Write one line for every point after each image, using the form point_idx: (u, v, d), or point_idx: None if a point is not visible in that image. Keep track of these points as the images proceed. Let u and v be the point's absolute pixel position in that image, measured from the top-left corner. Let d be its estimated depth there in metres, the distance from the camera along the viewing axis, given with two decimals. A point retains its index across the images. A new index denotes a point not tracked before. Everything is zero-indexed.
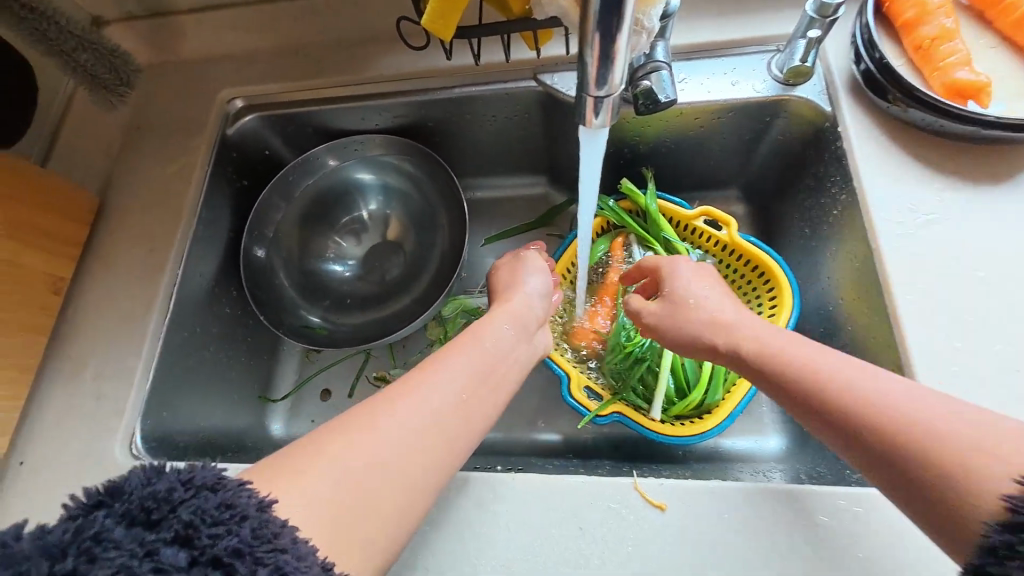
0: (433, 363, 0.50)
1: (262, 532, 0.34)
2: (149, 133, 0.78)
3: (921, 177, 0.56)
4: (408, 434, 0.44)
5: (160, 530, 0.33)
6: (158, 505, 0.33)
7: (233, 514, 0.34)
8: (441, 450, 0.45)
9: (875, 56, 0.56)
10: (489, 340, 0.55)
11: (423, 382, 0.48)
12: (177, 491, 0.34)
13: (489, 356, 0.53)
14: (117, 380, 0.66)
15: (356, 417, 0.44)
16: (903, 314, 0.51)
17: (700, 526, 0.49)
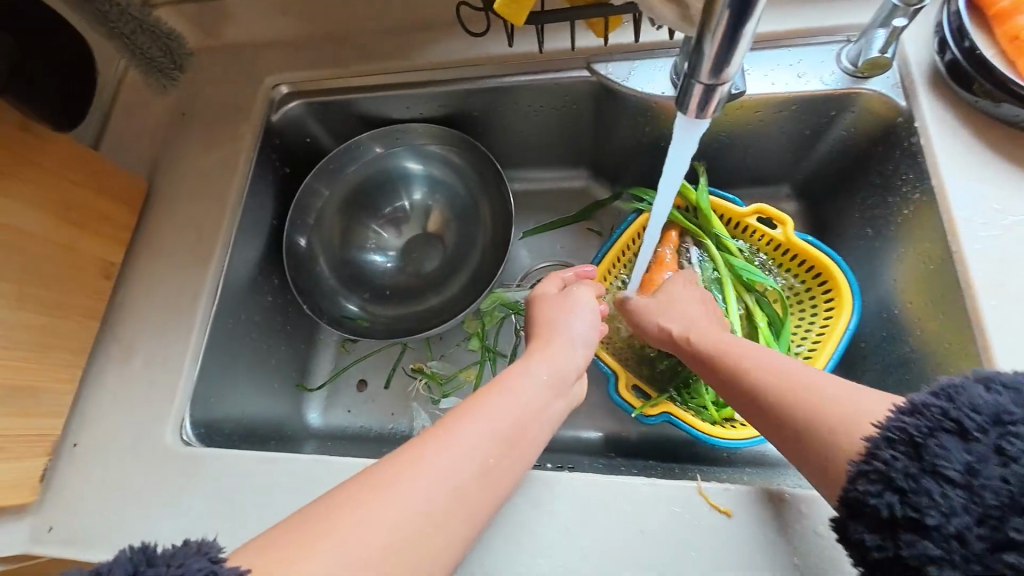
0: (471, 409, 0.47)
1: None
2: (195, 118, 0.78)
3: (1007, 177, 0.53)
4: (453, 479, 0.42)
5: None
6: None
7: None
8: (483, 493, 0.43)
9: (965, 45, 0.54)
10: (523, 393, 0.50)
11: (469, 421, 0.46)
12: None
13: (521, 413, 0.48)
14: (166, 365, 0.66)
15: (393, 463, 0.42)
16: (987, 320, 0.49)
17: (769, 534, 0.47)
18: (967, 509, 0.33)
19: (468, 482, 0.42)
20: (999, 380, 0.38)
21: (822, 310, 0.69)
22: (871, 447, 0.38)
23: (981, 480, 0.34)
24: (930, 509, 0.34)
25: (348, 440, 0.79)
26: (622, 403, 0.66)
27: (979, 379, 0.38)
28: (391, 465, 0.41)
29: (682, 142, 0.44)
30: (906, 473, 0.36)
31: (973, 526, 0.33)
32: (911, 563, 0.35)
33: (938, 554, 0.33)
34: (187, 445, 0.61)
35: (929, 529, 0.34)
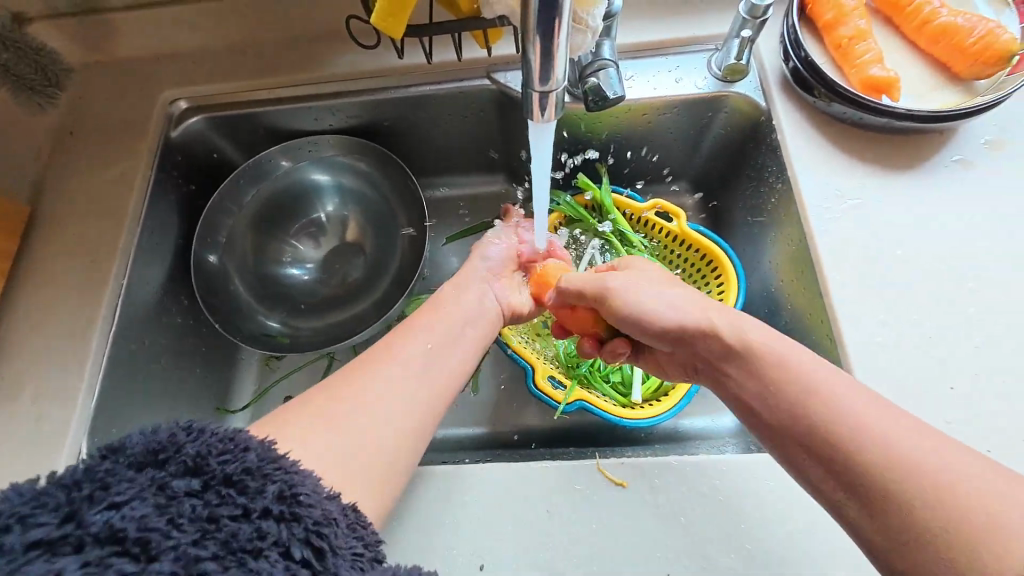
0: (403, 332, 0.56)
1: (267, 456, 0.37)
2: (84, 137, 0.75)
3: (846, 165, 0.61)
4: (382, 402, 0.48)
5: (169, 466, 0.35)
6: (164, 447, 0.35)
7: (237, 445, 0.36)
8: (422, 395, 0.51)
9: (801, 54, 0.61)
10: (446, 308, 0.60)
11: (396, 351, 0.53)
12: (179, 435, 0.36)
13: (445, 322, 0.58)
14: (58, 398, 0.62)
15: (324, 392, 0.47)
16: (833, 292, 0.56)
17: (661, 501, 0.51)
18: None
19: (405, 395, 0.50)
20: None
21: (714, 292, 0.75)
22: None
23: None
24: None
25: None
26: (539, 395, 0.68)
27: None
28: (332, 388, 0.48)
29: (541, 160, 0.50)
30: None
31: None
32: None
33: None
34: None
35: None
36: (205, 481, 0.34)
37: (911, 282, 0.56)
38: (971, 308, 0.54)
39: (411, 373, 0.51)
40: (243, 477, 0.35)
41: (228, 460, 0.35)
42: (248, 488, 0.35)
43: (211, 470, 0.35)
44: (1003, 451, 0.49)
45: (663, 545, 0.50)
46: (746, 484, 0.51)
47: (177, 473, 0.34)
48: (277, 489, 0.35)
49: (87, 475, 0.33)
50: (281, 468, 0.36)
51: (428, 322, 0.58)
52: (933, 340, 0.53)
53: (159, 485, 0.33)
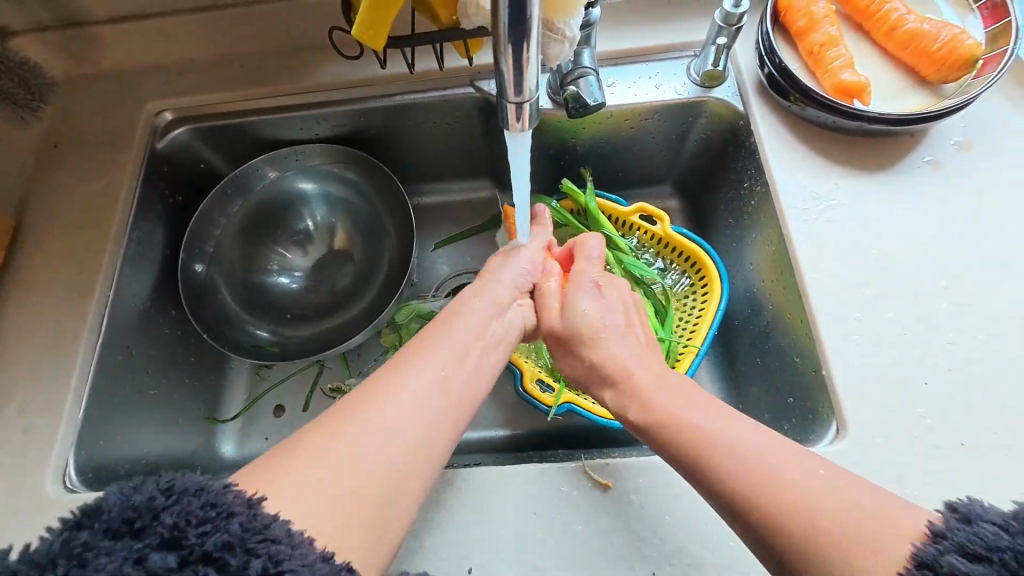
0: (416, 349, 0.52)
1: (252, 526, 0.35)
2: (69, 149, 0.75)
3: (821, 168, 0.63)
4: (398, 424, 0.45)
5: (146, 537, 0.34)
6: (141, 515, 0.34)
7: (221, 512, 0.35)
8: (441, 421, 0.47)
9: (776, 61, 0.63)
10: (464, 320, 0.56)
11: (404, 374, 0.49)
12: (157, 500, 0.35)
13: (462, 337, 0.54)
14: (44, 412, 0.62)
15: (334, 417, 0.44)
16: (811, 291, 0.57)
17: (645, 499, 0.52)
18: None
19: (420, 422, 0.46)
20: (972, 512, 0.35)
21: (699, 294, 0.76)
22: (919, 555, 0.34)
23: None
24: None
25: None
26: (526, 397, 0.70)
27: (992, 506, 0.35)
28: (336, 421, 0.44)
29: (520, 169, 0.52)
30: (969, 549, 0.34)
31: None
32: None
33: None
34: (72, 492, 0.58)
35: None
36: (184, 557, 0.33)
37: (887, 281, 0.57)
38: (945, 304, 0.56)
39: (424, 396, 0.47)
40: (224, 552, 0.34)
41: (209, 532, 0.34)
42: (229, 565, 0.33)
43: (190, 544, 0.34)
44: (975, 442, 0.50)
45: (648, 545, 0.50)
46: None
47: (154, 546, 0.33)
48: (261, 565, 0.34)
49: (62, 550, 0.32)
50: (268, 539, 0.35)
51: (449, 340, 0.53)
52: (907, 338, 0.55)
53: (136, 559, 0.33)
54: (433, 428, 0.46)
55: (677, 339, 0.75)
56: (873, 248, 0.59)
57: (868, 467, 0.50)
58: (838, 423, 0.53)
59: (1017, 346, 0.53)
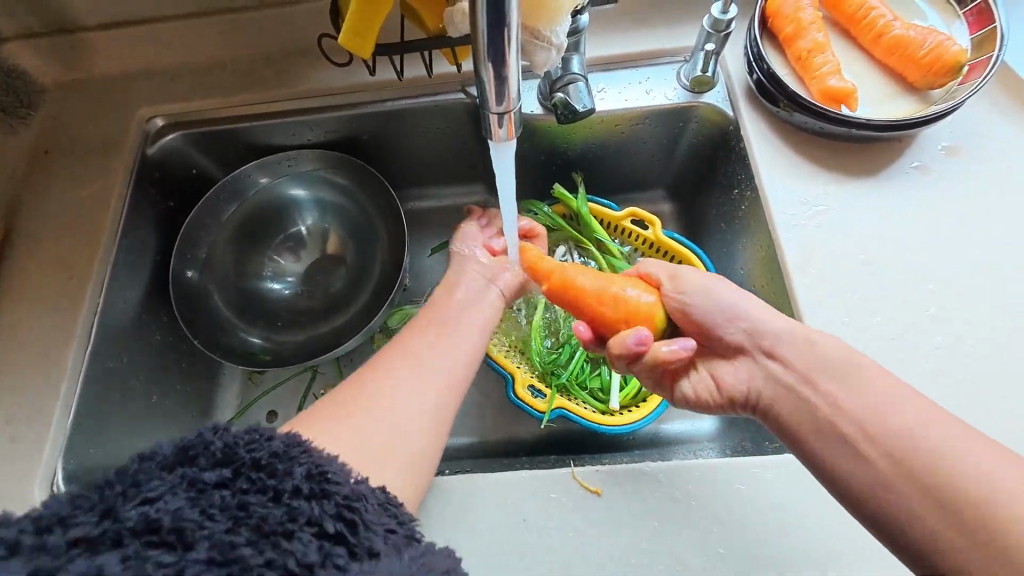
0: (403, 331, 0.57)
1: (293, 443, 0.38)
2: (60, 156, 0.75)
3: (811, 173, 0.63)
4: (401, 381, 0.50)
5: (199, 462, 0.35)
6: (193, 445, 0.36)
7: (263, 434, 0.37)
8: (441, 379, 0.52)
9: (764, 66, 0.63)
10: (448, 301, 0.62)
11: (395, 356, 0.53)
12: (206, 432, 0.37)
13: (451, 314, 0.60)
14: (32, 419, 0.62)
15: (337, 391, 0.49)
16: (800, 296, 0.58)
17: (634, 506, 0.52)
18: None
19: (421, 381, 0.51)
20: None
21: None
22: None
23: None
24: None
25: None
26: (517, 402, 0.69)
27: None
28: (344, 399, 0.48)
29: (506, 178, 0.52)
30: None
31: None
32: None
33: None
34: None
35: None
36: (236, 469, 0.35)
37: (876, 287, 0.57)
38: (933, 309, 0.56)
39: (418, 355, 0.54)
40: (272, 461, 0.36)
41: (258, 448, 0.36)
42: (277, 471, 0.36)
43: (241, 458, 0.36)
44: None
45: (638, 551, 0.50)
46: (718, 490, 0.52)
47: (208, 465, 0.35)
48: (305, 469, 0.36)
49: (119, 477, 0.34)
50: (308, 452, 0.37)
51: (434, 319, 0.59)
52: (895, 343, 0.55)
53: (189, 479, 0.34)
54: (433, 384, 0.52)
55: None
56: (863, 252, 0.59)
57: None
58: None
59: (1005, 350, 0.53)
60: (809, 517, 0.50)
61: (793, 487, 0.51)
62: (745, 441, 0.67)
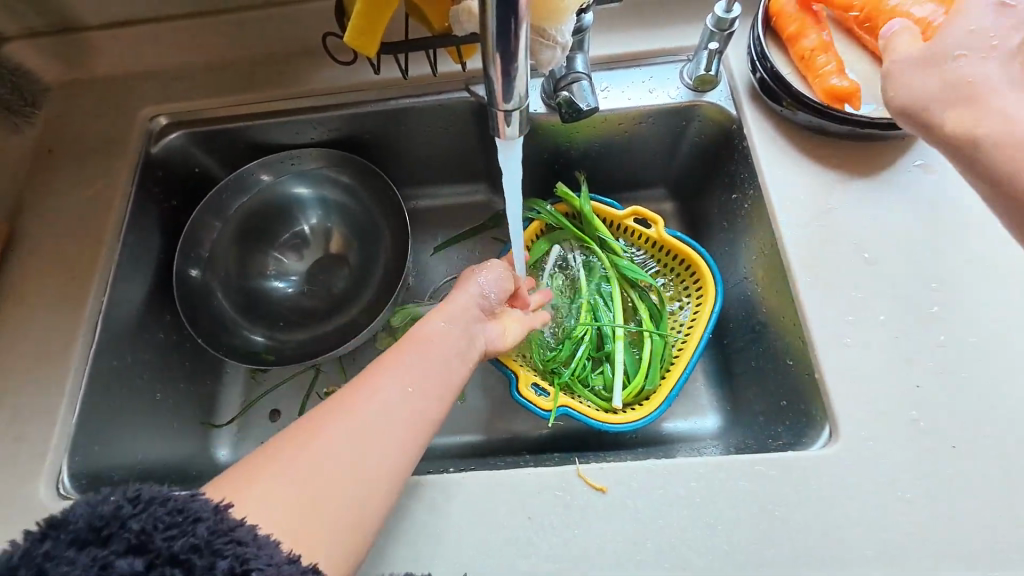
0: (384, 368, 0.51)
1: (218, 528, 0.36)
2: (63, 156, 0.75)
3: (815, 173, 0.63)
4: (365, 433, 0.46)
5: (112, 543, 0.35)
6: (107, 522, 0.35)
7: (185, 517, 0.36)
8: (398, 432, 0.47)
9: (767, 65, 0.64)
10: (434, 337, 0.55)
11: (348, 405, 0.47)
12: (125, 508, 0.36)
13: (434, 356, 0.54)
14: (39, 417, 0.62)
15: (297, 431, 0.45)
16: (803, 295, 0.58)
17: (639, 504, 0.52)
18: None
19: (373, 434, 0.46)
20: None
21: (694, 297, 0.76)
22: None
23: None
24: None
25: None
26: (521, 401, 0.69)
27: None
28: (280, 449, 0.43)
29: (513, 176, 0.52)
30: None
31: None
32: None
33: None
34: (66, 498, 0.58)
35: None
36: (151, 560, 0.34)
37: (880, 284, 0.57)
38: (936, 307, 0.56)
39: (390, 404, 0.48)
40: (191, 554, 0.35)
41: (176, 538, 0.35)
42: (195, 566, 0.34)
43: (156, 547, 0.35)
44: (966, 445, 0.51)
45: (642, 548, 0.50)
46: (722, 487, 0.52)
47: (122, 551, 0.34)
48: (228, 565, 0.35)
49: (24, 559, 0.33)
50: (234, 540, 0.36)
51: (417, 357, 0.53)
52: (898, 341, 0.55)
53: (101, 565, 0.33)
54: (386, 436, 0.46)
55: (669, 343, 0.76)
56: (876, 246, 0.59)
57: (865, 466, 0.51)
58: (831, 426, 0.54)
59: (1008, 347, 0.54)
60: (813, 514, 0.50)
61: (797, 485, 0.51)
62: (748, 439, 0.68)
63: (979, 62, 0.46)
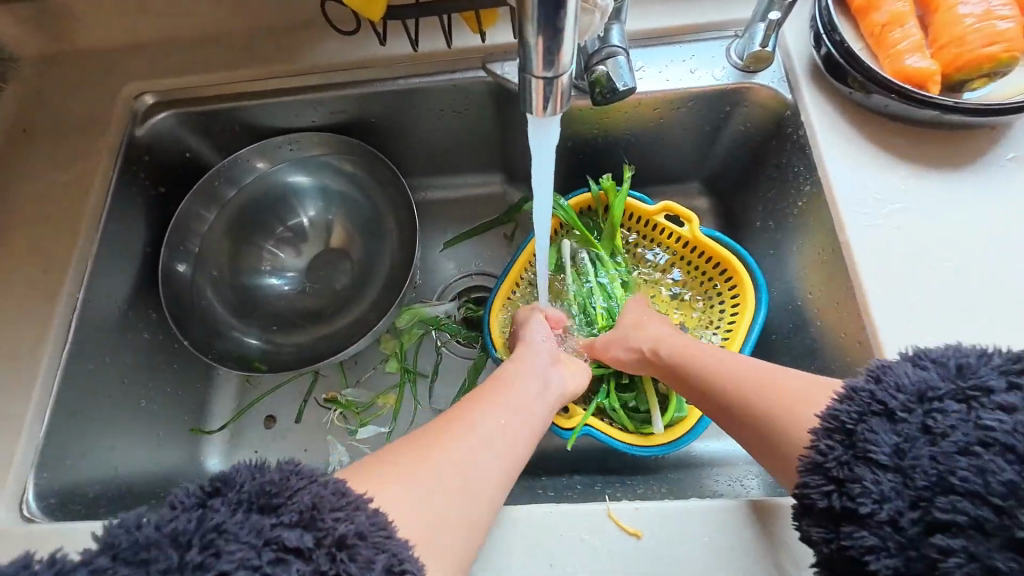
0: (488, 387, 0.52)
1: (375, 520, 0.35)
2: (40, 135, 0.68)
3: (886, 166, 0.54)
4: (481, 444, 0.45)
5: (281, 514, 0.33)
6: (277, 491, 0.34)
7: (348, 502, 0.35)
8: (507, 445, 0.46)
9: (835, 39, 0.55)
10: (528, 369, 0.55)
11: (464, 408, 0.48)
12: (292, 479, 0.35)
13: (532, 387, 0.54)
14: (3, 425, 0.55)
15: (427, 431, 0.45)
16: (874, 309, 0.49)
17: (679, 548, 0.45)
18: (899, 494, 0.34)
19: (487, 443, 0.45)
20: (930, 356, 0.40)
21: (729, 308, 0.68)
22: (818, 445, 0.39)
23: (910, 462, 0.35)
24: (864, 499, 0.35)
25: None
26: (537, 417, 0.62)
27: (909, 358, 0.40)
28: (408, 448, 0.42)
29: (542, 144, 0.45)
30: (840, 461, 0.37)
31: (906, 510, 0.34)
32: (851, 553, 0.35)
33: (875, 543, 0.34)
34: (30, 521, 0.52)
35: (867, 520, 0.35)
36: (319, 538, 0.33)
37: (970, 298, 0.48)
38: None
39: (497, 418, 0.48)
40: (356, 542, 0.33)
41: (341, 519, 0.34)
42: (359, 554, 0.33)
43: (325, 527, 0.33)
44: None
45: None
46: (779, 533, 0.44)
47: (290, 524, 0.33)
48: (385, 562, 0.33)
49: (199, 527, 0.32)
50: (389, 535, 0.35)
51: (509, 382, 0.53)
52: None
53: (266, 540, 0.32)
54: (496, 449, 0.45)
55: None
56: (957, 249, 0.50)
57: None
58: None
59: None
60: None
61: None
62: None
63: (650, 323, 0.63)
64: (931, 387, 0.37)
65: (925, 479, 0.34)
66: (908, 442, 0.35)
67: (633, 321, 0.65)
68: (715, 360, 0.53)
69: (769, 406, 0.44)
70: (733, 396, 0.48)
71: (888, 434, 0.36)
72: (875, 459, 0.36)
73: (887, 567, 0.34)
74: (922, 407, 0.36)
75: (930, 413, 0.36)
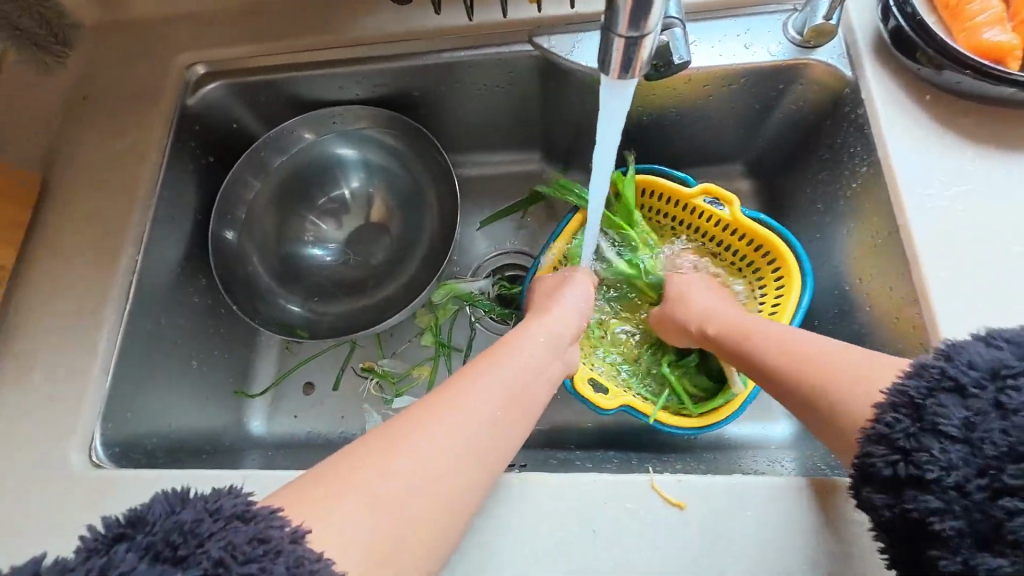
0: (474, 368, 0.48)
1: (299, 568, 0.32)
2: (97, 103, 0.70)
3: (951, 148, 0.52)
4: (460, 441, 0.42)
5: (188, 566, 0.31)
6: (185, 540, 0.32)
7: (267, 549, 0.32)
8: (488, 442, 0.43)
9: (907, 12, 0.53)
10: (523, 352, 0.51)
11: (446, 395, 0.44)
12: (204, 523, 0.33)
13: (525, 371, 0.49)
14: (71, 378, 0.59)
15: (401, 422, 0.42)
16: (933, 295, 0.48)
17: (720, 521, 0.45)
18: (967, 462, 0.34)
19: (467, 439, 0.42)
20: (1003, 335, 0.38)
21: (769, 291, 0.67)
22: (882, 417, 0.39)
23: (981, 434, 0.34)
24: (929, 465, 0.35)
25: (295, 447, 0.73)
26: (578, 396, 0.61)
27: (981, 338, 0.38)
28: (405, 421, 0.42)
29: (610, 106, 0.45)
30: (907, 432, 0.37)
31: (973, 477, 0.34)
32: (914, 516, 0.36)
33: (938, 507, 0.34)
34: (99, 466, 0.55)
35: (930, 485, 0.35)
36: None
37: None
38: None
39: (484, 411, 0.44)
40: None
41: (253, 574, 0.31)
42: None
43: None
44: None
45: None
46: (822, 511, 0.45)
47: None
48: None
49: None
50: None
51: (499, 365, 0.49)
52: None
53: None
54: (476, 447, 0.42)
55: None
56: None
57: None
58: None
59: None
60: None
61: None
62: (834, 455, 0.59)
63: (704, 299, 0.63)
64: (1007, 364, 0.35)
65: (995, 449, 0.33)
66: (980, 417, 0.35)
67: (695, 295, 0.64)
68: (776, 336, 0.52)
69: (831, 380, 0.44)
70: (790, 371, 0.47)
71: (959, 408, 0.35)
72: (943, 431, 0.35)
73: (953, 529, 0.34)
74: (995, 383, 0.35)
75: (1005, 390, 0.35)
